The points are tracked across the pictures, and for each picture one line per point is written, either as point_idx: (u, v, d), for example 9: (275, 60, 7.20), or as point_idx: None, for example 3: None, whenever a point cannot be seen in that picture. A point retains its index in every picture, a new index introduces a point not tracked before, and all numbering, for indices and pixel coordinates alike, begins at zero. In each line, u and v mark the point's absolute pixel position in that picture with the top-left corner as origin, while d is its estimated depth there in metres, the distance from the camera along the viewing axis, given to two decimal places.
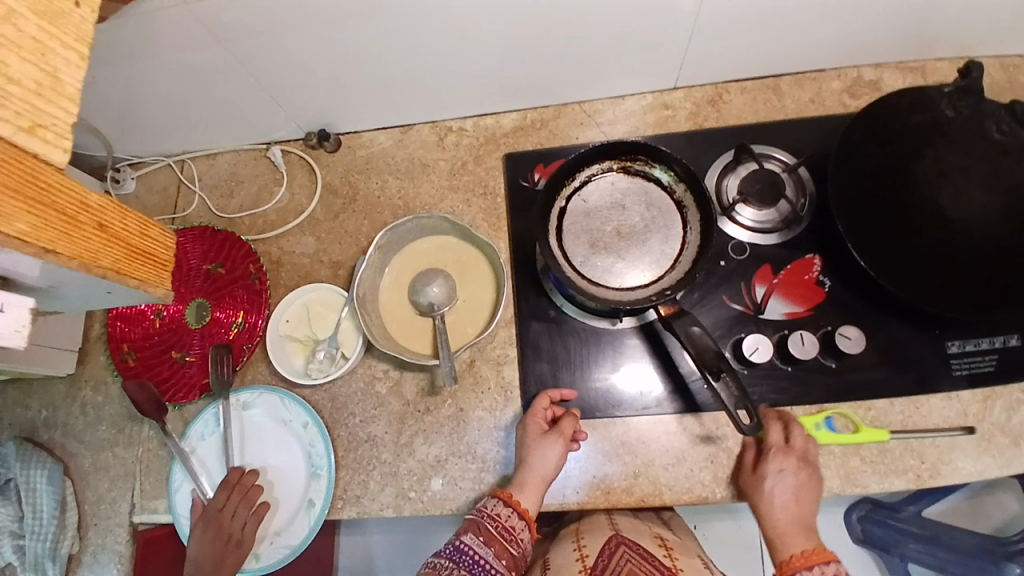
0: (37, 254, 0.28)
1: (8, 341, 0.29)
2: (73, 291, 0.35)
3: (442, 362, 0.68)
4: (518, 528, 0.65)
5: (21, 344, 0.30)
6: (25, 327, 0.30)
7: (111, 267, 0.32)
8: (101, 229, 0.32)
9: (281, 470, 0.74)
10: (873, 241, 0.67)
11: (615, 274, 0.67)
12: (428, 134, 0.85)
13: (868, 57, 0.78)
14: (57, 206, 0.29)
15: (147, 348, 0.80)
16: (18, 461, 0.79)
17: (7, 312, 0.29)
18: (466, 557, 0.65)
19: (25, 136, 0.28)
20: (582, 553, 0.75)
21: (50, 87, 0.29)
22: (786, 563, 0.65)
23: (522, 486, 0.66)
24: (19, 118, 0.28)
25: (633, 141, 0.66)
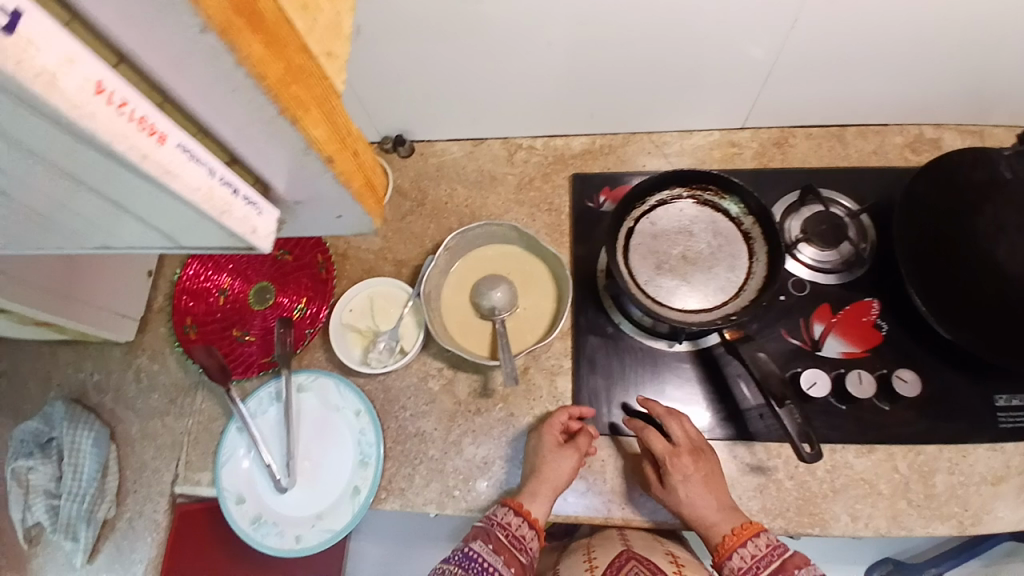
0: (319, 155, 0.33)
1: (259, 243, 0.33)
2: (309, 210, 0.40)
3: (502, 363, 0.70)
4: (528, 536, 0.65)
5: (265, 248, 0.33)
6: (272, 233, 0.33)
7: (355, 186, 0.37)
8: (354, 153, 0.36)
9: (330, 455, 0.75)
10: (933, 286, 0.70)
11: (679, 296, 0.69)
12: (500, 149, 0.88)
13: (928, 117, 0.82)
14: (337, 124, 0.33)
15: (210, 324, 0.82)
16: (66, 421, 0.81)
17: (262, 216, 0.32)
18: (474, 564, 0.64)
19: (323, 61, 0.31)
20: (592, 563, 0.77)
21: (337, 28, 0.31)
22: (721, 545, 0.63)
23: (533, 494, 0.66)
24: (322, 43, 0.30)
25: (707, 171, 0.69)
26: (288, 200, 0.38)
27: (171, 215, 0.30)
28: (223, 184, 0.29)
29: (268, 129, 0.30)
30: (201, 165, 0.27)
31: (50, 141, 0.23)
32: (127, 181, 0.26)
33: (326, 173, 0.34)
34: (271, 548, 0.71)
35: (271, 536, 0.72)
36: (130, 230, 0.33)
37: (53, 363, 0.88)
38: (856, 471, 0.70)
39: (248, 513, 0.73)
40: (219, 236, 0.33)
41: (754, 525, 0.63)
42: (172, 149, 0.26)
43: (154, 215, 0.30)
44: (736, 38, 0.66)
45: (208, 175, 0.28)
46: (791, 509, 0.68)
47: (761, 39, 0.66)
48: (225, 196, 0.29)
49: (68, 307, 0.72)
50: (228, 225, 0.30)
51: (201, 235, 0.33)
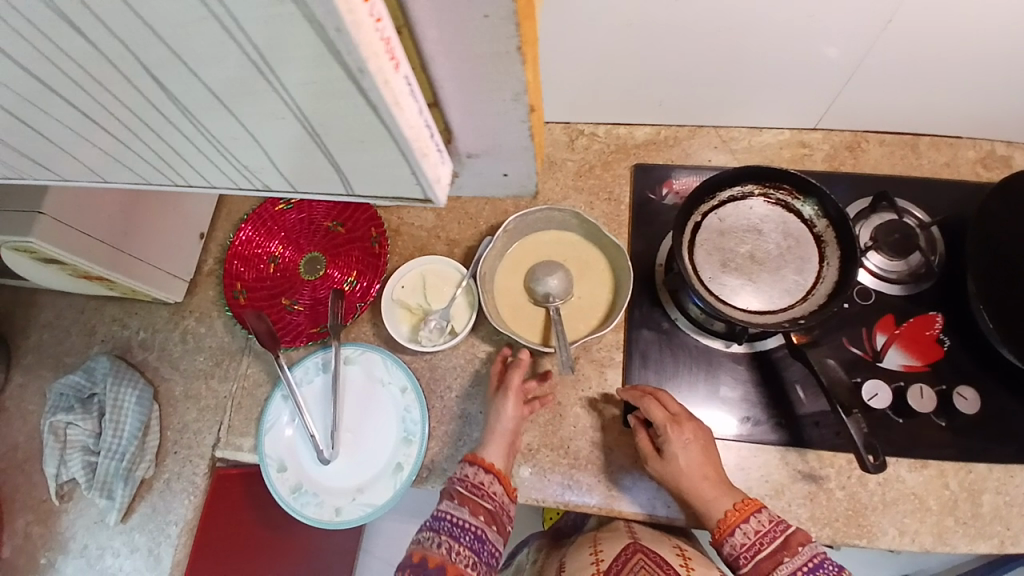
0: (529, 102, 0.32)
1: (436, 190, 0.36)
2: (482, 168, 0.38)
3: (558, 351, 0.70)
4: (487, 482, 0.65)
5: (441, 197, 0.37)
6: (447, 182, 0.37)
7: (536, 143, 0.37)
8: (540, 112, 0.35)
9: (373, 430, 0.75)
10: (1001, 308, 0.68)
11: (743, 296, 0.67)
12: (560, 134, 0.86)
13: (1009, 133, 0.79)
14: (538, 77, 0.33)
15: (260, 291, 0.82)
16: (110, 377, 0.81)
17: (443, 165, 0.36)
18: (445, 523, 0.63)
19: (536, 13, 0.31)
20: (599, 557, 0.76)
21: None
22: (721, 521, 0.61)
23: (486, 444, 0.68)
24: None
25: (783, 170, 0.67)
26: (462, 153, 0.37)
27: (375, 156, 0.33)
28: (427, 127, 0.32)
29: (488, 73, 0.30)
30: (417, 102, 0.30)
31: (314, 73, 0.27)
32: (359, 118, 0.29)
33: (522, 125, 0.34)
34: (310, 518, 0.71)
35: (310, 506, 0.72)
36: (306, 165, 0.37)
37: (100, 317, 0.89)
38: (907, 486, 0.68)
39: (289, 481, 0.73)
40: (402, 183, 0.36)
41: (750, 503, 0.62)
42: (403, 79, 0.28)
43: (351, 153, 0.34)
44: (814, 39, 0.64)
45: (421, 119, 0.31)
46: (839, 519, 0.67)
47: (834, 38, 0.64)
48: (427, 141, 0.33)
49: (122, 262, 0.72)
50: (426, 169, 0.34)
51: (381, 181, 0.36)
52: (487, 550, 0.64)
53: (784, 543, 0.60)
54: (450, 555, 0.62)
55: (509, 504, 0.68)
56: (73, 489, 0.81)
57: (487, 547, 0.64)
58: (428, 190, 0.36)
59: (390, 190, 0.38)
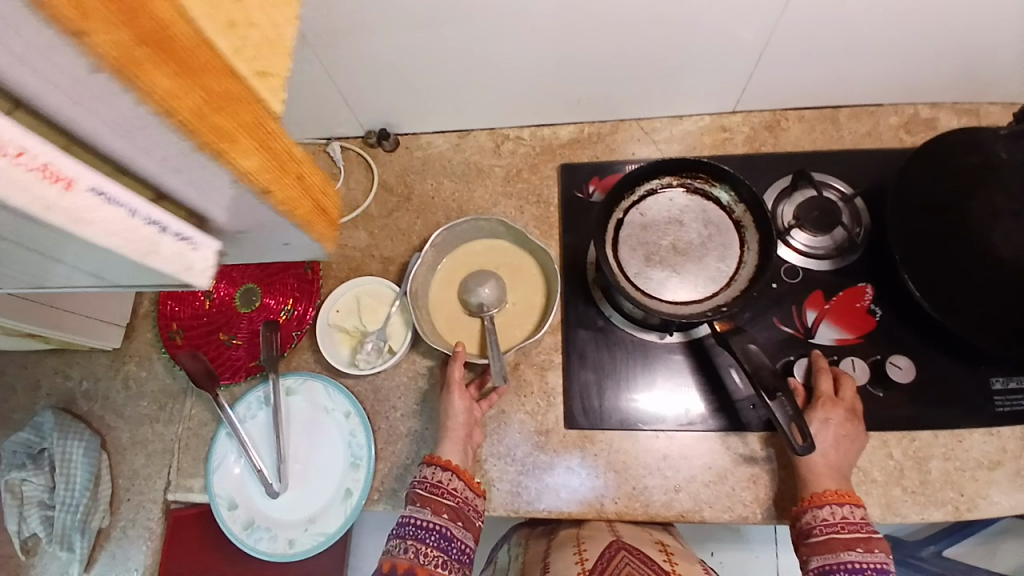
0: (262, 193, 0.26)
1: (195, 280, 0.28)
2: (257, 241, 0.33)
3: (491, 361, 0.69)
4: (445, 480, 0.65)
5: (204, 284, 0.29)
6: (211, 268, 0.29)
7: (302, 218, 0.29)
8: (301, 180, 0.28)
9: (320, 458, 0.74)
10: (928, 274, 0.69)
11: (670, 287, 0.68)
12: (486, 140, 0.86)
13: (925, 96, 0.80)
14: (275, 152, 0.26)
15: (196, 329, 0.81)
16: (56, 430, 0.80)
17: (199, 251, 0.28)
18: (409, 529, 0.63)
19: (257, 82, 0.24)
20: (582, 556, 0.73)
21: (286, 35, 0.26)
22: (816, 495, 0.62)
23: (443, 443, 0.67)
24: (253, 60, 0.24)
25: (697, 159, 0.68)
26: (229, 231, 0.31)
27: (98, 261, 0.27)
28: (148, 223, 0.25)
29: (189, 164, 0.24)
30: (117, 205, 0.23)
31: None
32: (47, 237, 0.23)
33: (270, 210, 0.27)
34: (265, 553, 0.71)
35: (264, 541, 0.72)
36: (41, 267, 0.30)
37: (41, 372, 0.87)
38: None
39: (241, 518, 0.73)
40: (154, 275, 0.29)
41: (850, 495, 0.62)
42: (86, 193, 0.22)
43: (90, 265, 0.28)
44: (725, 17, 0.64)
45: (127, 215, 0.24)
46: (786, 500, 0.67)
47: (755, 23, 0.64)
48: (155, 239, 0.25)
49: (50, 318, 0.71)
50: (157, 266, 0.26)
51: (147, 279, 0.30)
52: (456, 548, 0.63)
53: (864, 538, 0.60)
54: (418, 558, 0.62)
55: (478, 501, 0.67)
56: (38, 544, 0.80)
57: (455, 545, 0.63)
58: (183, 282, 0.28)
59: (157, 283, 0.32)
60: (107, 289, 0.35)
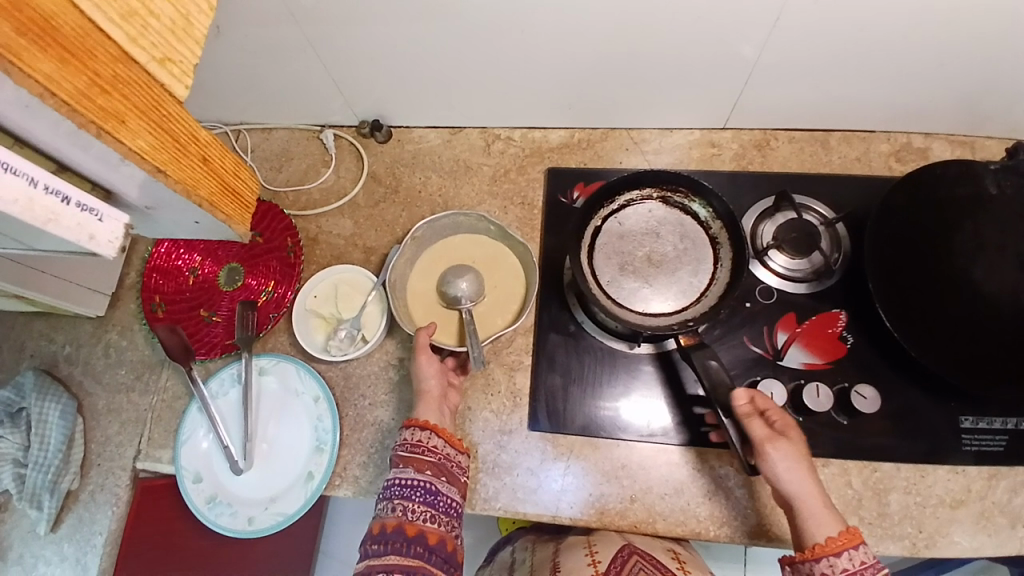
0: (154, 174, 0.30)
1: (102, 250, 0.29)
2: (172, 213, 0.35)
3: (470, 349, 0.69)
4: (426, 439, 0.65)
5: (111, 255, 0.29)
6: (117, 240, 0.29)
7: (206, 197, 0.34)
8: (205, 162, 0.34)
9: (286, 439, 0.75)
10: (900, 304, 0.69)
11: (640, 298, 0.69)
12: (477, 138, 0.86)
13: (919, 125, 0.80)
14: (173, 133, 0.31)
15: (178, 303, 0.83)
16: (35, 391, 0.82)
17: (104, 222, 0.28)
18: (397, 488, 0.62)
19: (156, 66, 0.30)
20: (594, 558, 0.75)
21: (182, 28, 0.31)
22: (814, 546, 0.55)
23: (417, 407, 0.69)
24: (154, 49, 0.30)
25: (677, 173, 0.69)
26: (139, 205, 0.33)
27: (6, 225, 0.28)
28: (47, 192, 0.26)
29: (77, 141, 0.27)
30: (16, 175, 0.24)
31: None
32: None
33: (163, 187, 0.31)
34: (224, 528, 0.72)
35: (224, 516, 0.73)
36: None
37: (28, 334, 0.89)
38: None
39: (204, 492, 0.74)
40: (62, 241, 0.29)
41: (852, 534, 0.54)
42: None
43: (5, 228, 0.29)
44: (715, 33, 0.64)
45: (25, 184, 0.25)
46: (741, 519, 0.67)
47: (754, 36, 0.64)
48: (54, 206, 0.26)
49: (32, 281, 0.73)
50: (57, 234, 0.27)
51: (68, 246, 0.31)
52: (443, 502, 0.63)
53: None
54: (406, 516, 0.61)
55: (459, 455, 0.67)
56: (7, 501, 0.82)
57: (441, 499, 0.63)
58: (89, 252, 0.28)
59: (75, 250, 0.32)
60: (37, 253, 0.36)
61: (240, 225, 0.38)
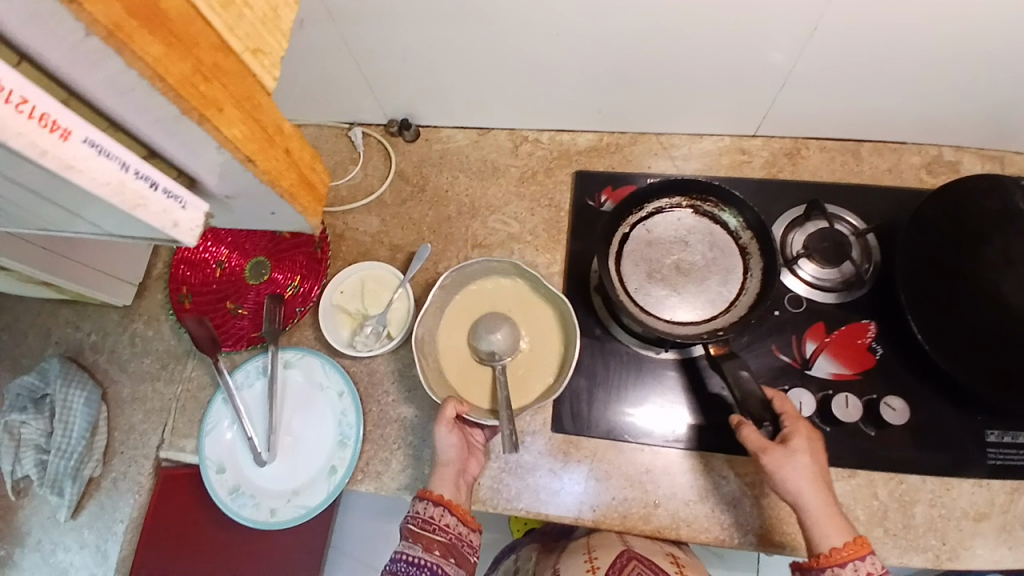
0: (245, 162, 0.31)
1: (181, 236, 0.31)
2: (244, 207, 0.37)
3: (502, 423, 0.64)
4: (438, 515, 0.64)
5: (189, 242, 0.32)
6: (197, 229, 0.32)
7: (287, 188, 0.35)
8: (287, 154, 0.34)
9: (310, 432, 0.76)
10: (929, 316, 0.69)
11: (667, 307, 0.69)
12: (505, 140, 0.87)
13: (949, 138, 0.79)
14: (261, 123, 0.32)
15: (205, 295, 0.83)
16: (60, 378, 0.82)
17: (186, 210, 0.31)
18: (402, 562, 0.62)
19: (249, 57, 0.31)
20: (593, 565, 0.76)
21: (272, 21, 0.32)
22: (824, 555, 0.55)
23: (434, 479, 0.66)
24: (247, 40, 0.30)
25: (709, 182, 0.69)
26: (216, 192, 0.35)
27: (94, 211, 0.30)
28: (138, 178, 0.28)
29: (167, 127, 0.28)
30: (111, 159, 0.26)
31: None
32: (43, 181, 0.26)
33: (247, 175, 0.32)
34: (247, 519, 0.73)
35: (247, 507, 0.73)
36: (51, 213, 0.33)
37: (54, 321, 0.90)
38: (835, 495, 0.69)
39: (227, 482, 0.75)
40: (141, 227, 0.31)
41: (863, 542, 0.55)
42: (81, 144, 0.25)
43: (83, 209, 0.30)
44: (749, 42, 0.64)
45: (120, 168, 0.27)
46: (765, 528, 0.67)
47: (781, 43, 0.64)
48: (140, 191, 0.28)
49: (63, 268, 0.73)
50: (143, 219, 0.29)
51: (137, 229, 0.33)
52: None
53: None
54: None
55: (471, 534, 0.66)
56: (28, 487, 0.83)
57: None
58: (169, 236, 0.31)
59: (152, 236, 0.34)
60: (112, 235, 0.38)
61: (314, 217, 0.39)
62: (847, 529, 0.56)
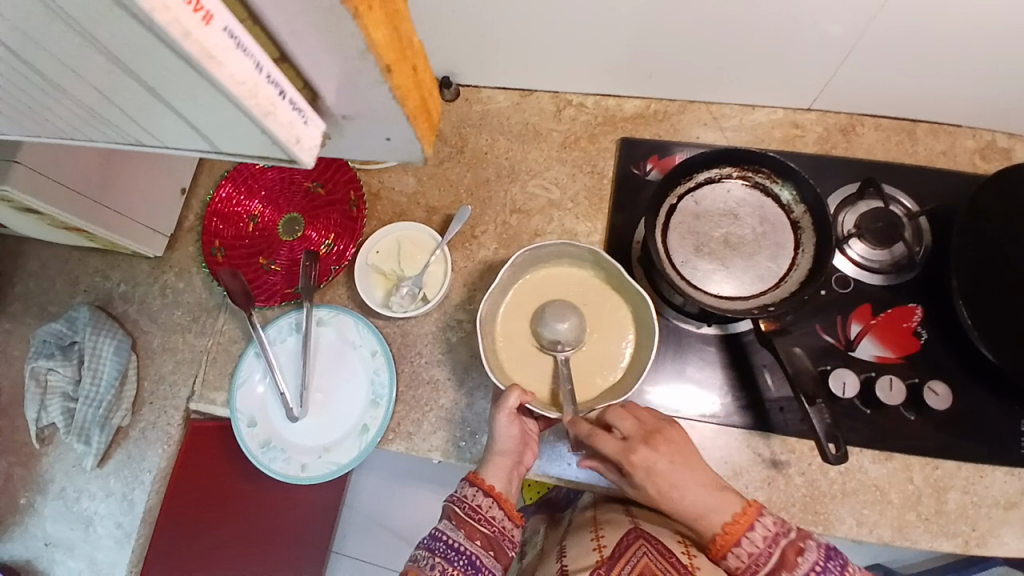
0: (385, 70, 0.32)
1: (301, 153, 0.32)
2: (360, 128, 0.38)
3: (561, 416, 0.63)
4: (484, 506, 0.64)
5: (307, 160, 0.33)
6: (316, 146, 0.33)
7: (411, 108, 0.37)
8: (412, 72, 0.36)
9: (343, 390, 0.76)
10: (982, 303, 0.67)
11: (714, 282, 0.67)
12: (548, 103, 0.84)
13: (1009, 124, 0.76)
14: (399, 38, 0.33)
15: (238, 249, 0.82)
16: (90, 326, 0.82)
17: (308, 126, 0.32)
18: (438, 542, 0.64)
19: None
20: (600, 543, 0.76)
21: None
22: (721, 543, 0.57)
23: (486, 465, 0.66)
24: None
25: (764, 154, 0.66)
26: (336, 113, 0.36)
27: (218, 118, 0.30)
28: (269, 82, 0.29)
29: (319, 28, 0.29)
30: (247, 56, 0.27)
31: (124, 34, 0.24)
32: (178, 73, 0.26)
33: (381, 86, 0.33)
34: (277, 472, 0.73)
35: (278, 461, 0.73)
36: (162, 122, 0.33)
37: (82, 269, 0.89)
38: (869, 477, 0.68)
39: (259, 436, 0.75)
40: (258, 141, 0.32)
41: (754, 508, 0.58)
42: (220, 31, 0.25)
43: (196, 112, 0.31)
44: (817, 10, 0.61)
45: (254, 68, 0.27)
46: (797, 505, 0.67)
47: (841, 14, 0.61)
48: (271, 97, 0.29)
49: (98, 213, 0.72)
50: (270, 126, 0.30)
51: (241, 141, 0.33)
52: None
53: (782, 546, 0.57)
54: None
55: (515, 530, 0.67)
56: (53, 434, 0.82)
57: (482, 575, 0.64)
58: (288, 151, 0.32)
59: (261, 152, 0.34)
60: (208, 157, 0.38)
61: (424, 142, 0.41)
62: (736, 500, 0.59)
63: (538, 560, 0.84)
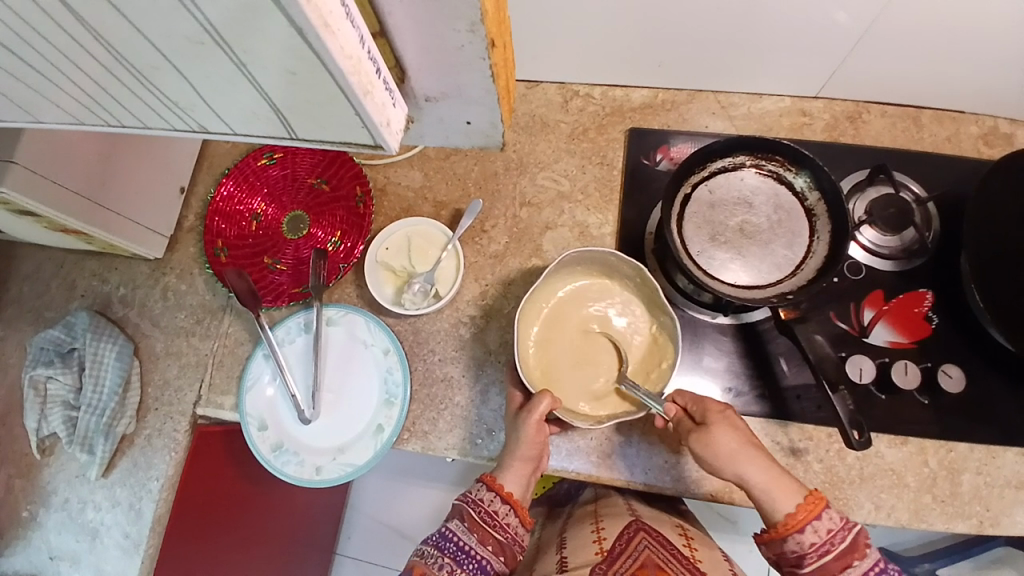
0: (487, 45, 0.35)
1: (388, 139, 0.36)
2: (441, 110, 0.42)
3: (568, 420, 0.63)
4: (501, 512, 0.66)
5: (391, 143, 0.36)
6: (401, 131, 0.37)
7: (499, 90, 0.40)
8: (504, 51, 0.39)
9: (355, 390, 0.74)
10: (995, 287, 0.67)
11: (730, 271, 0.67)
12: (554, 94, 0.83)
13: (1012, 109, 0.76)
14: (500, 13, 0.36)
15: (242, 249, 0.80)
16: (90, 332, 0.79)
17: (395, 109, 0.36)
18: (449, 543, 0.66)
19: None
20: (600, 536, 0.75)
21: None
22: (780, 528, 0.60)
23: (505, 469, 0.66)
24: None
25: (778, 141, 0.66)
26: (420, 94, 0.40)
27: (316, 97, 0.33)
28: (370, 60, 0.32)
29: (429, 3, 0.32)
30: (355, 29, 0.30)
31: (244, 10, 0.27)
32: (289, 49, 0.29)
33: (482, 61, 0.36)
34: (290, 476, 0.71)
35: (291, 465, 0.72)
36: (236, 103, 0.35)
37: (79, 273, 0.86)
38: (886, 461, 0.69)
39: (270, 440, 0.73)
40: (349, 124, 0.35)
41: (819, 500, 0.60)
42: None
43: (286, 91, 0.33)
44: (828, 1, 0.61)
45: (360, 45, 0.30)
46: (815, 491, 0.68)
47: (848, 3, 0.60)
48: (370, 77, 0.32)
49: (98, 215, 0.70)
50: (368, 105, 0.33)
51: (321, 120, 0.35)
52: None
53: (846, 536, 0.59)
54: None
55: (523, 535, 0.68)
56: (54, 444, 0.80)
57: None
58: (381, 136, 0.35)
59: (336, 133, 0.37)
60: (269, 142, 0.40)
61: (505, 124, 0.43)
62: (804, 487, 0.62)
63: (537, 555, 0.83)
